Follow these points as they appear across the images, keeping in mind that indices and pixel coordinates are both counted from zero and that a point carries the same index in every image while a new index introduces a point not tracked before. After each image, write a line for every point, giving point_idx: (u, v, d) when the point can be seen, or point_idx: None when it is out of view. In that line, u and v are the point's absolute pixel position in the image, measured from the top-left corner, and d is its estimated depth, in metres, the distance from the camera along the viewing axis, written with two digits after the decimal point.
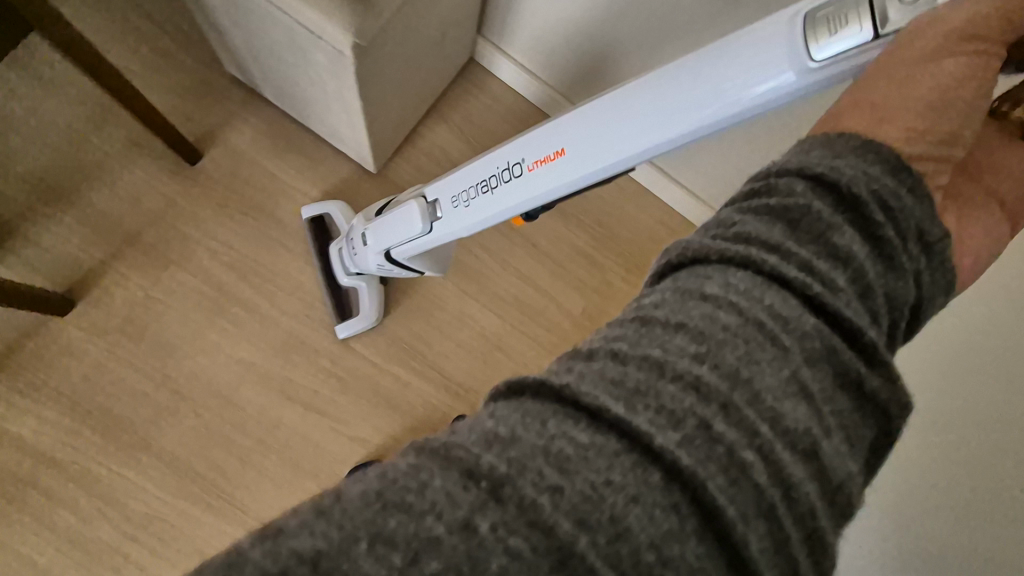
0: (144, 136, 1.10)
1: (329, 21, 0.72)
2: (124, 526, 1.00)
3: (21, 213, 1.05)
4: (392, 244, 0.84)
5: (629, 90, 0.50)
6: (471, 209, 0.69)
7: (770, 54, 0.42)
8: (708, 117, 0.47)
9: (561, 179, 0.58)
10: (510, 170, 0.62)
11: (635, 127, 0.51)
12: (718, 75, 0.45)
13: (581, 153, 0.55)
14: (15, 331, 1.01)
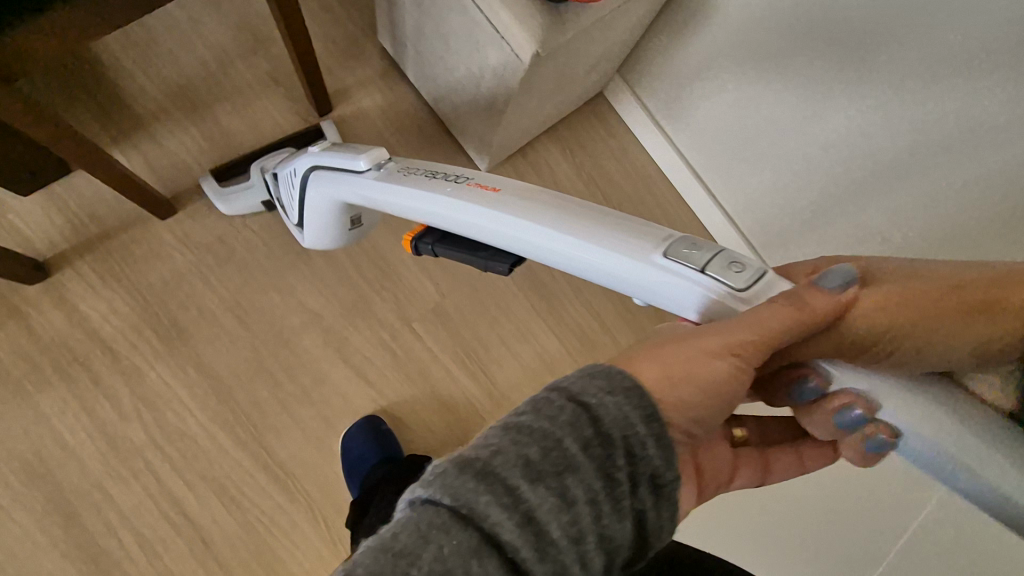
0: (285, 76, 1.15)
1: (521, 27, 0.75)
2: (155, 433, 1.01)
3: (154, 113, 1.09)
4: (322, 162, 0.81)
5: (557, 201, 0.56)
6: (402, 178, 0.70)
7: (641, 246, 0.49)
8: (592, 250, 0.51)
9: (472, 203, 0.59)
10: (456, 178, 0.66)
11: (535, 210, 0.55)
12: (632, 234, 0.51)
13: (497, 197, 0.59)
14: (115, 219, 1.05)
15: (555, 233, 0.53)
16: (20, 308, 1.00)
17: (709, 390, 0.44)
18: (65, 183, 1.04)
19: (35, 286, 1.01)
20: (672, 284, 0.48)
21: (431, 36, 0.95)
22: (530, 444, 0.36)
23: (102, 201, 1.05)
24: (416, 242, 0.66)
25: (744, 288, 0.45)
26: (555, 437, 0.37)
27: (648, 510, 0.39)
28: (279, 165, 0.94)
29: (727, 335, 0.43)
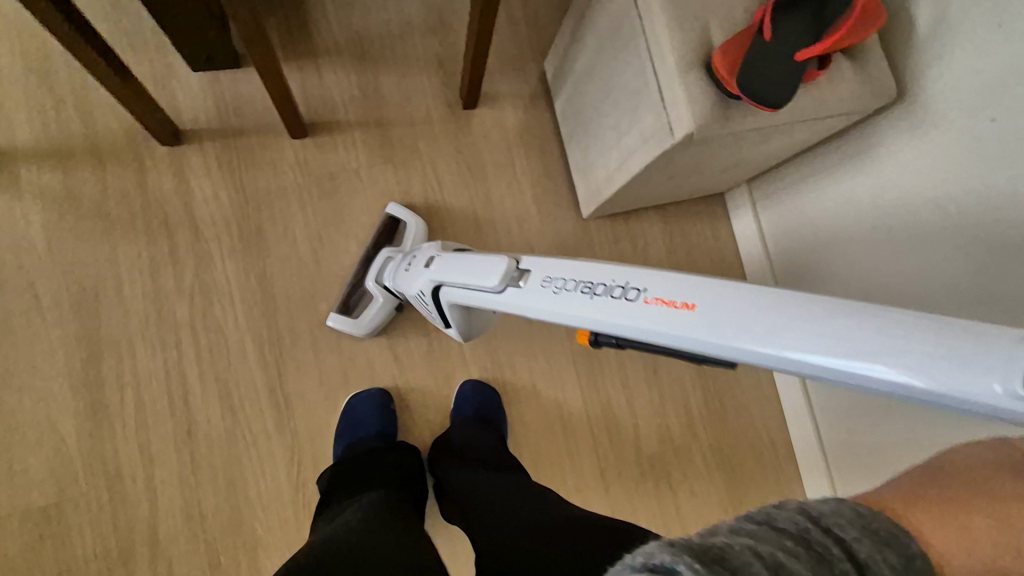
0: (451, 63, 1.22)
1: (687, 105, 0.77)
2: (197, 319, 1.06)
3: (329, 48, 1.18)
4: (447, 281, 0.80)
5: (792, 303, 0.47)
6: (558, 296, 0.64)
7: (917, 352, 0.41)
8: (845, 358, 0.43)
9: (680, 332, 0.52)
10: (624, 290, 0.58)
11: (775, 328, 0.47)
12: (899, 332, 0.42)
13: (709, 319, 0.51)
14: (255, 122, 1.13)
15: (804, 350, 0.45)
16: (145, 161, 1.08)
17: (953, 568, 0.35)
18: (231, 74, 1.13)
19: (164, 148, 1.09)
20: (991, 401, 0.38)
21: (598, 77, 0.99)
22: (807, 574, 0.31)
23: (251, 102, 1.13)
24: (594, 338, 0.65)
25: None
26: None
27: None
28: (389, 279, 0.99)
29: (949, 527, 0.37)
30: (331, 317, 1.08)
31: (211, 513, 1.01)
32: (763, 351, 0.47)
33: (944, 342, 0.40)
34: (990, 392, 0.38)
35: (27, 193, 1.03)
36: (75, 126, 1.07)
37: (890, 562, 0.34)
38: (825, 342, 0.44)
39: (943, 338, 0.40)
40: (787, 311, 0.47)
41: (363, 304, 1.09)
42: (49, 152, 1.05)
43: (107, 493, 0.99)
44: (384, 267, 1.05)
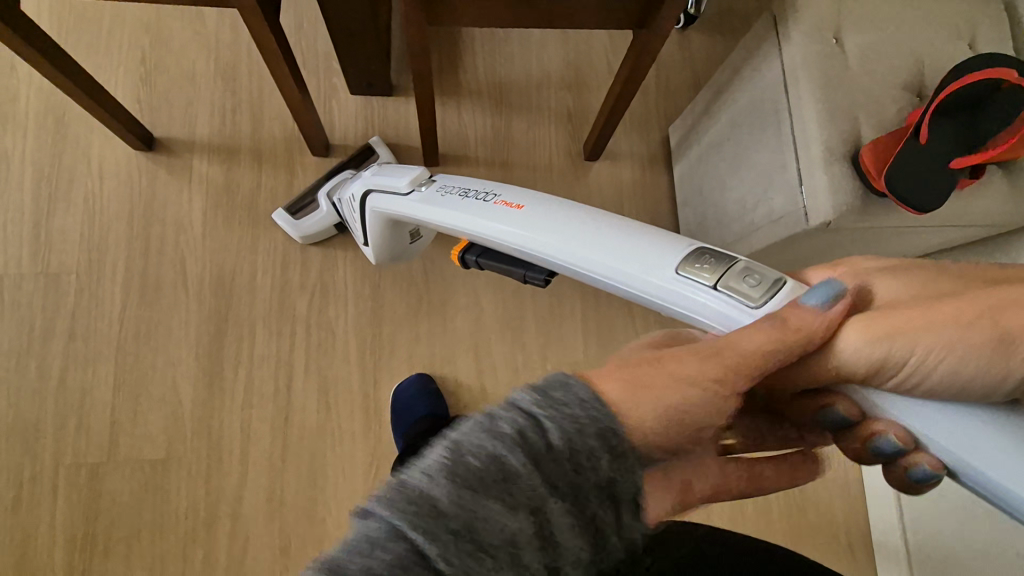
0: (579, 116, 1.29)
1: (828, 193, 0.77)
2: (313, 316, 1.14)
3: (472, 90, 1.28)
4: (378, 187, 0.89)
5: (579, 213, 0.64)
6: (442, 199, 0.78)
7: (659, 254, 0.57)
8: (605, 256, 0.59)
9: (505, 224, 0.68)
10: (483, 195, 0.73)
11: (572, 229, 0.63)
12: (650, 242, 0.58)
13: (529, 214, 0.66)
14: (396, 146, 1.23)
15: (576, 242, 0.62)
16: (295, 167, 1.20)
17: (695, 423, 0.40)
18: (381, 100, 1.25)
19: (314, 157, 1.20)
20: (690, 297, 0.54)
21: (728, 150, 1.01)
22: (467, 452, 0.32)
23: (395, 128, 1.24)
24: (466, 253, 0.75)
25: (750, 292, 0.51)
26: (514, 457, 0.32)
27: (619, 526, 0.36)
28: (336, 194, 1.07)
29: (669, 372, 0.40)
30: (277, 212, 1.14)
31: (289, 500, 1.07)
32: (546, 238, 0.64)
33: (646, 244, 0.58)
34: (660, 274, 0.56)
35: (195, 180, 1.17)
36: (244, 128, 1.20)
37: (559, 401, 0.35)
38: (604, 241, 0.60)
39: (646, 239, 0.58)
40: (571, 217, 0.64)
41: (309, 213, 1.14)
42: (220, 147, 1.18)
43: (205, 460, 1.07)
44: (337, 184, 1.11)
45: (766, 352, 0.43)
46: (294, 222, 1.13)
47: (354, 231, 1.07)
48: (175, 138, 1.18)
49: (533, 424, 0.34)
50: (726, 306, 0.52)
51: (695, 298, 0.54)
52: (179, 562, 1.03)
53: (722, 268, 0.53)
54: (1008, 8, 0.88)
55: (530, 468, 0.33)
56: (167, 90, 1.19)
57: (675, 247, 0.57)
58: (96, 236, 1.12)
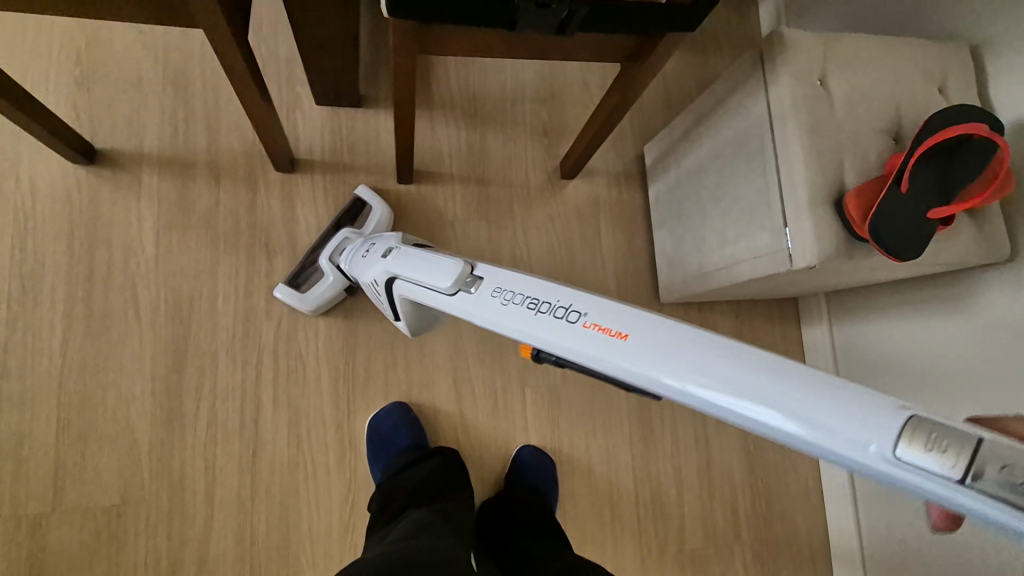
0: (557, 132, 1.27)
1: (812, 239, 0.80)
2: (282, 344, 1.08)
3: (446, 102, 1.23)
4: (400, 274, 0.78)
5: (717, 350, 0.49)
6: (505, 309, 0.63)
7: (861, 426, 0.43)
8: (782, 419, 0.45)
9: (612, 359, 0.54)
10: (566, 312, 0.58)
11: (715, 376, 0.48)
12: (842, 406, 0.44)
13: (643, 352, 0.52)
14: (367, 161, 1.17)
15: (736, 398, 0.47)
16: (257, 183, 1.11)
17: None
18: (351, 112, 1.17)
19: (278, 172, 1.12)
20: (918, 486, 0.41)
21: (708, 178, 1.02)
22: None
23: (366, 141, 1.17)
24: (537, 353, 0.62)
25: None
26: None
27: None
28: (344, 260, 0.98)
29: None
30: (278, 286, 1.07)
31: (261, 539, 1.02)
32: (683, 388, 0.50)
33: (842, 409, 0.43)
34: (865, 452, 0.42)
35: (144, 199, 1.07)
36: (199, 140, 1.10)
37: None
38: (772, 399, 0.46)
39: (834, 396, 0.44)
40: (704, 361, 0.49)
41: (313, 280, 1.07)
42: (171, 160, 1.08)
43: (166, 502, 1.00)
44: (340, 246, 1.03)
45: None
46: (299, 292, 1.06)
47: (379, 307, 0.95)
48: (120, 150, 1.07)
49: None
50: (983, 506, 0.38)
51: (924, 489, 0.41)
52: None
53: (959, 456, 0.39)
54: (974, 53, 0.92)
55: None
56: (108, 97, 1.08)
57: (883, 419, 0.42)
58: (30, 261, 1.01)
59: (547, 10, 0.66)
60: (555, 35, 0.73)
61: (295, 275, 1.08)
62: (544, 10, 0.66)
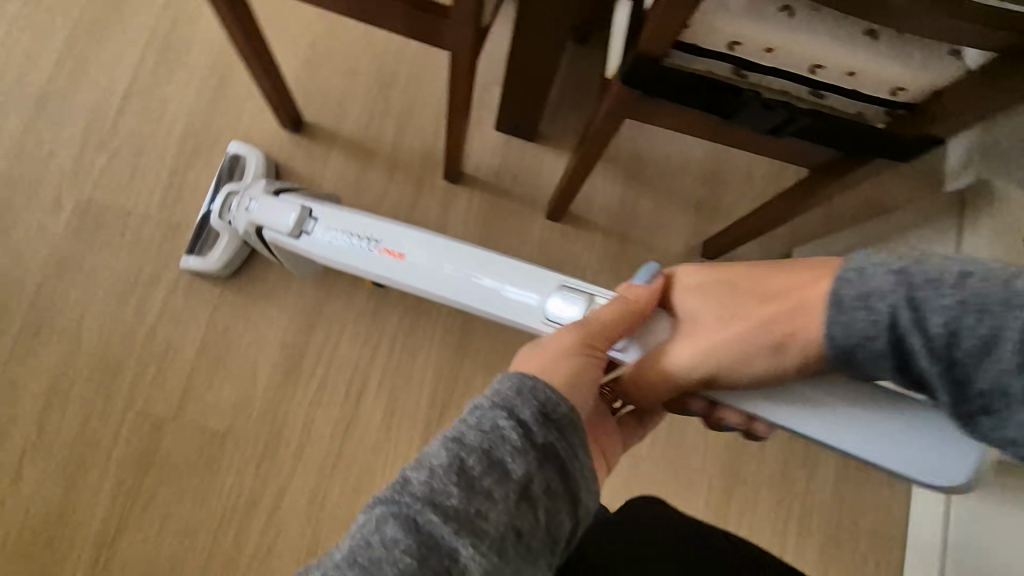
0: (707, 211, 1.27)
1: None
2: (401, 334, 1.14)
3: (610, 156, 1.27)
4: (259, 220, 0.99)
5: (485, 259, 0.87)
6: (336, 245, 0.95)
7: (526, 307, 0.82)
8: (516, 292, 0.83)
9: (409, 277, 0.92)
10: (366, 240, 0.93)
11: (477, 270, 0.86)
12: (550, 296, 0.80)
13: (422, 266, 0.90)
14: (524, 191, 1.23)
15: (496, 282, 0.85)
16: (423, 184, 1.21)
17: None
18: (522, 143, 1.25)
19: (444, 180, 1.21)
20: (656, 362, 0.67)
21: None
22: None
23: (528, 173, 1.24)
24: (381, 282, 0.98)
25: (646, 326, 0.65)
26: (491, 438, 0.47)
27: None
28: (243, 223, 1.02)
29: None
30: (186, 257, 1.09)
31: (330, 505, 1.07)
32: (472, 286, 0.87)
33: (519, 292, 0.83)
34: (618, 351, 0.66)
35: (327, 172, 1.18)
36: (387, 134, 1.21)
37: None
38: (500, 266, 0.86)
39: (501, 278, 0.85)
40: (500, 266, 0.85)
41: (210, 241, 1.09)
42: (359, 146, 1.20)
43: (263, 443, 1.08)
44: (225, 203, 1.06)
45: None
46: (202, 256, 1.08)
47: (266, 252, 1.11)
48: (322, 127, 1.20)
49: (484, 413, 0.48)
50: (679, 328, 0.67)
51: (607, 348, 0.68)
52: (212, 534, 1.04)
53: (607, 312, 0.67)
54: None
55: None
56: (326, 80, 1.21)
57: (544, 284, 0.81)
58: None
59: (772, 112, 0.70)
60: (761, 133, 0.76)
61: (190, 240, 1.11)
62: (768, 111, 0.71)
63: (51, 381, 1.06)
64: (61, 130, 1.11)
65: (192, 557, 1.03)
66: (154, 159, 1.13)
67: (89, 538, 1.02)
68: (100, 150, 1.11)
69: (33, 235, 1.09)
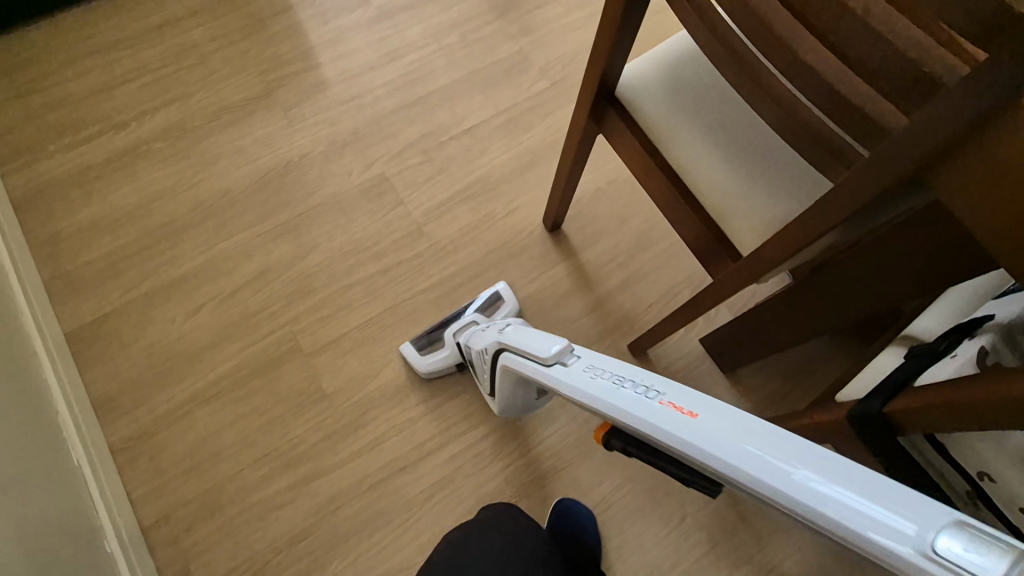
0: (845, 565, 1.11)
1: None
2: (499, 434, 1.16)
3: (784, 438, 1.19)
4: (511, 347, 0.82)
5: (784, 431, 0.42)
6: (589, 378, 0.62)
7: (876, 509, 0.34)
8: (851, 497, 0.35)
9: (663, 425, 0.47)
10: (647, 391, 0.56)
11: (800, 445, 0.40)
12: (908, 505, 0.34)
13: (717, 423, 0.45)
14: None
15: (794, 459, 0.38)
16: (608, 338, 1.25)
17: None
18: (713, 367, 1.24)
19: (627, 347, 1.24)
20: None
21: None
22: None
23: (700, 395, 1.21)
24: (609, 435, 0.58)
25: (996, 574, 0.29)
26: None
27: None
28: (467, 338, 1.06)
29: None
30: (405, 347, 1.19)
31: (339, 518, 1.08)
32: (774, 453, 0.39)
33: (870, 486, 0.36)
34: (901, 552, 0.32)
35: (547, 273, 1.29)
36: (611, 280, 1.29)
37: None
38: (828, 453, 0.39)
39: (842, 475, 0.37)
40: (829, 451, 0.39)
41: (433, 349, 1.18)
42: (585, 273, 1.30)
43: (339, 426, 1.13)
44: (464, 326, 1.16)
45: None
46: (418, 356, 1.17)
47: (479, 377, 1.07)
48: (570, 240, 1.32)
49: None
50: None
51: None
52: (250, 458, 1.10)
53: (968, 533, 0.31)
54: None
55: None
56: (600, 211, 1.34)
57: (922, 500, 0.34)
58: (463, 238, 1.30)
59: None
60: None
61: (416, 332, 1.21)
62: None
63: (263, 268, 1.24)
64: (409, 125, 1.39)
65: (227, 466, 1.09)
66: (445, 181, 1.34)
67: (186, 390, 1.14)
68: (420, 153, 1.37)
69: (337, 173, 1.33)
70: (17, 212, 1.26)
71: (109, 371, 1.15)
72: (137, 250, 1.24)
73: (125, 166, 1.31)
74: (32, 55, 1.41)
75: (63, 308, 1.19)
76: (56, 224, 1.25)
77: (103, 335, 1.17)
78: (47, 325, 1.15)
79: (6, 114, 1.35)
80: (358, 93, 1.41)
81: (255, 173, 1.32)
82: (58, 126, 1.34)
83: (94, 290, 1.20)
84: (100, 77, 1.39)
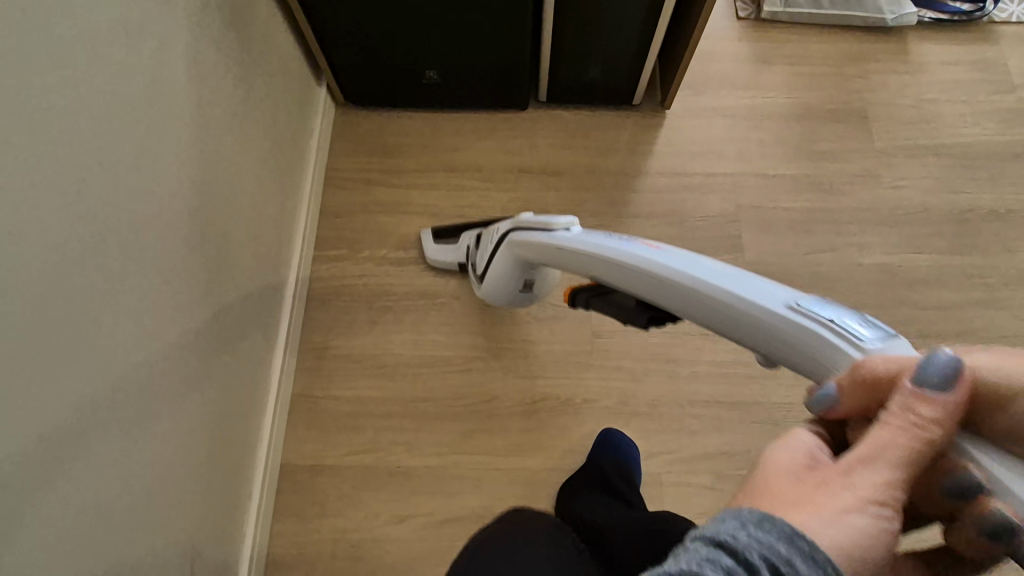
0: None
1: None
2: None
3: None
4: (530, 223, 0.97)
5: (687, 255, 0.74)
6: (573, 238, 0.90)
7: (660, 251, 0.76)
8: (675, 259, 0.72)
9: (608, 254, 0.82)
10: (602, 236, 0.88)
11: (672, 253, 0.74)
12: (691, 259, 0.71)
13: (655, 250, 0.77)
14: None
15: (676, 258, 0.72)
16: None
17: (662, 138, 1.37)
18: None
19: None
20: (774, 316, 0.57)
21: None
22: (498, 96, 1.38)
23: None
24: (578, 294, 0.93)
25: (805, 331, 0.54)
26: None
27: (532, 123, 1.39)
28: (505, 225, 1.05)
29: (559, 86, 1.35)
30: (427, 232, 1.28)
31: None
32: (689, 264, 0.70)
33: (678, 255, 0.73)
34: (691, 277, 0.67)
35: None
36: None
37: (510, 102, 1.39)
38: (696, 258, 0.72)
39: (674, 254, 0.74)
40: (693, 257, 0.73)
41: (449, 238, 1.27)
42: None
43: None
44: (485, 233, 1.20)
45: (539, 137, 1.38)
46: (438, 247, 1.25)
47: (477, 270, 1.16)
48: None
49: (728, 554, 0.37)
50: (794, 323, 0.55)
51: (776, 315, 0.56)
52: None
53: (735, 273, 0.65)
54: None
55: (546, 129, 1.38)
56: None
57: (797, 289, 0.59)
58: None
59: None
60: None
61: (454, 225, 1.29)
62: None
63: (485, 508, 1.09)
64: (713, 428, 1.14)
65: None
66: None
67: None
68: (708, 470, 1.11)
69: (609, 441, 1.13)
70: (308, 306, 1.24)
71: (297, 531, 1.08)
72: (382, 411, 1.16)
73: (417, 312, 1.24)
74: (396, 146, 1.38)
75: (293, 435, 1.14)
76: (332, 338, 1.22)
77: (311, 488, 1.11)
78: (274, 454, 1.11)
79: (348, 193, 1.33)
80: (676, 356, 1.19)
81: (528, 391, 1.17)
82: (383, 233, 1.30)
83: (328, 434, 1.15)
84: (440, 200, 1.33)
